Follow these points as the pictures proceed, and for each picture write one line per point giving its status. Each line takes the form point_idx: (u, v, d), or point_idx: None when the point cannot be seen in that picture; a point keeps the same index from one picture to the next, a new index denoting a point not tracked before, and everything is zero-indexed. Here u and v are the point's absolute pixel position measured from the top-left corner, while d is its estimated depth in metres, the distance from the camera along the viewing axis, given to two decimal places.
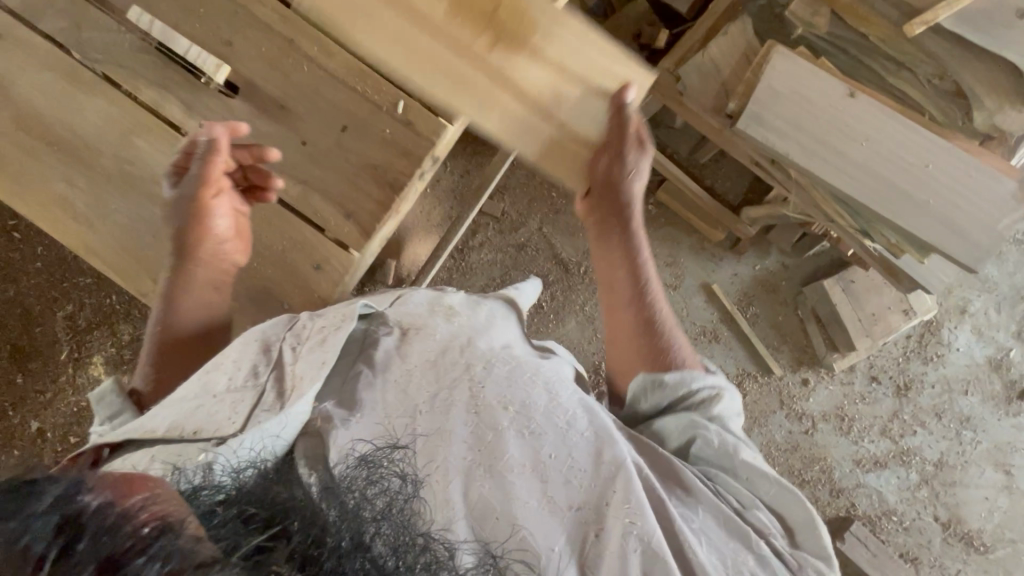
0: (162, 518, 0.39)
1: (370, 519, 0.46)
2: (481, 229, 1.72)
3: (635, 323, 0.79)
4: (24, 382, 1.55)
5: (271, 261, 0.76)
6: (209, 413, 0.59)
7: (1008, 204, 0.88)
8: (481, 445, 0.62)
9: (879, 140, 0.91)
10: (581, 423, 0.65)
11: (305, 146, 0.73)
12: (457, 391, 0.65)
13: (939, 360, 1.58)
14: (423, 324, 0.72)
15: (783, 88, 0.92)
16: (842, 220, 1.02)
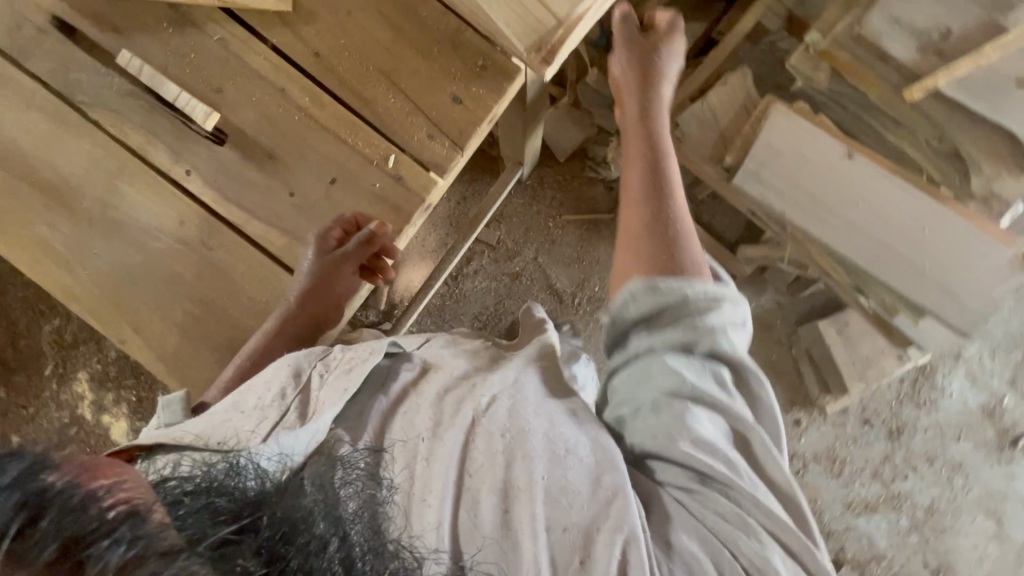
0: (130, 504, 0.41)
1: (346, 517, 0.46)
2: (475, 256, 1.71)
3: (649, 219, 0.75)
4: (5, 397, 1.52)
5: (254, 312, 0.72)
6: (237, 426, 0.61)
7: (1002, 274, 0.87)
8: (473, 467, 0.57)
9: (875, 201, 0.90)
10: (584, 448, 0.59)
11: (293, 197, 0.72)
12: (461, 416, 0.60)
13: (932, 404, 1.57)
14: (443, 363, 0.69)
15: (783, 146, 0.91)
16: (837, 275, 1.01)
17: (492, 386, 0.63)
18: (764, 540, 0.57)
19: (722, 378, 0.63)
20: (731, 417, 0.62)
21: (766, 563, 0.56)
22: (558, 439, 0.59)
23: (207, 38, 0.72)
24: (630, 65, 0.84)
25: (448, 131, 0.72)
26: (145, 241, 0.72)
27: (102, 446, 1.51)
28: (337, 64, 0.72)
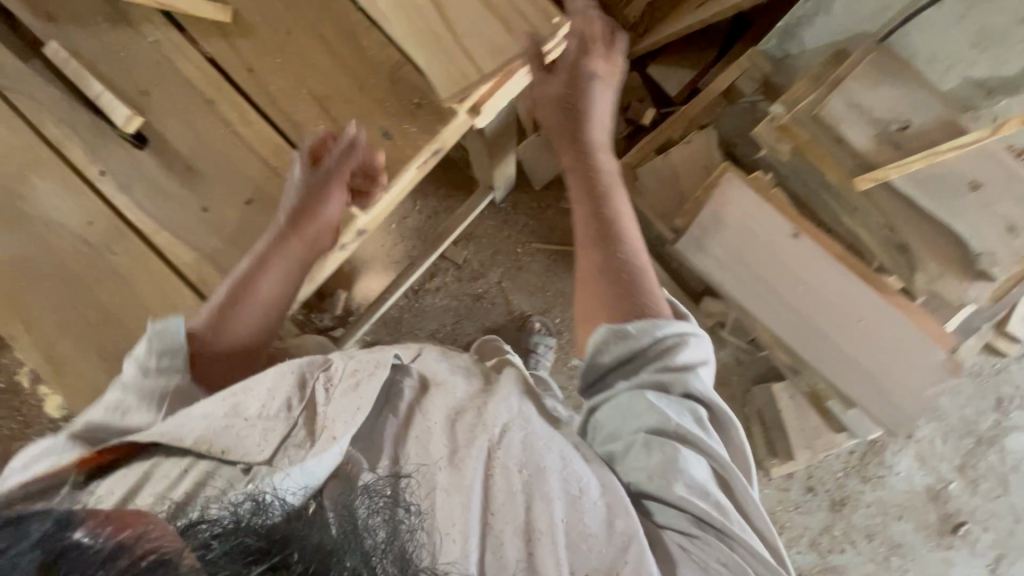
0: (161, 552, 0.37)
1: (378, 554, 0.41)
2: (439, 272, 1.67)
3: (598, 261, 0.67)
4: None
5: (149, 325, 0.70)
6: (239, 435, 0.53)
7: (934, 374, 0.87)
8: (494, 503, 0.52)
9: (817, 287, 0.90)
10: (594, 490, 0.55)
11: (206, 213, 0.70)
12: (474, 446, 0.55)
13: (878, 481, 1.55)
14: (445, 381, 0.63)
15: (728, 216, 0.91)
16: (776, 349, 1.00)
17: (502, 414, 0.58)
18: None
19: (700, 417, 0.59)
20: (714, 457, 0.57)
21: None
22: (575, 481, 0.55)
23: (140, 38, 0.70)
24: (550, 82, 0.71)
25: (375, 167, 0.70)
26: (48, 237, 0.70)
27: None
28: (269, 83, 0.71)
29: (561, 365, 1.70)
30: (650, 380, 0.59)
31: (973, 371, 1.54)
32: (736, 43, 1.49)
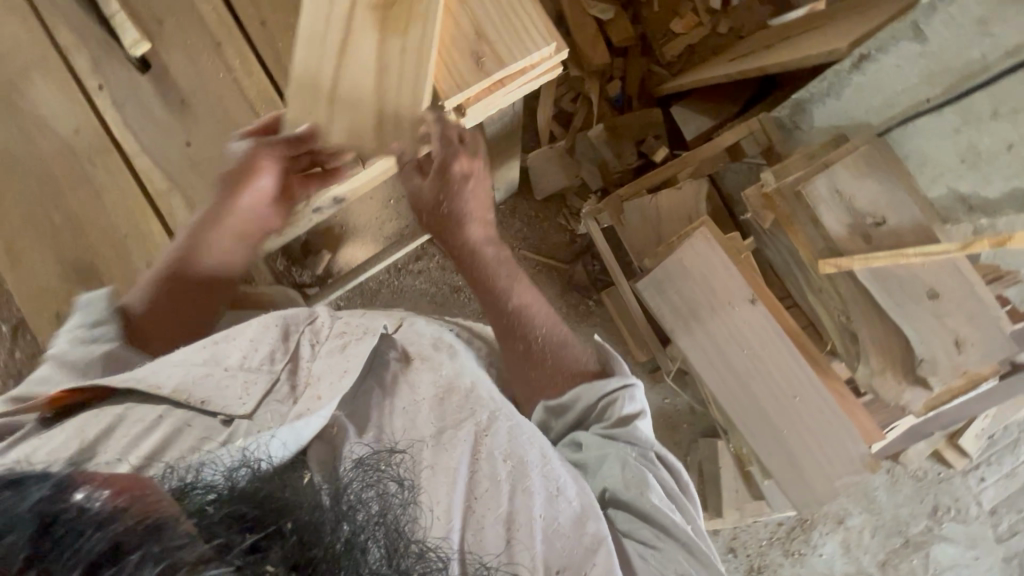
0: (156, 514, 0.37)
1: (364, 521, 0.44)
2: (427, 257, 1.70)
3: (521, 353, 0.79)
4: None
5: (108, 239, 0.73)
6: (221, 385, 0.63)
7: (851, 465, 0.89)
8: (474, 484, 0.60)
9: (761, 354, 0.92)
10: (570, 491, 0.62)
11: (188, 148, 0.73)
12: (464, 429, 0.63)
13: (799, 558, 1.56)
14: (429, 356, 0.71)
15: (693, 267, 0.93)
16: (712, 406, 1.02)
17: (486, 406, 0.65)
18: None
19: (648, 456, 0.71)
20: (671, 492, 0.70)
21: None
22: (553, 480, 0.62)
23: None
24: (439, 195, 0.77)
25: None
26: (37, 136, 0.72)
27: None
28: (277, 39, 0.73)
29: None
30: (620, 423, 0.72)
31: (916, 474, 1.55)
32: (759, 102, 1.54)
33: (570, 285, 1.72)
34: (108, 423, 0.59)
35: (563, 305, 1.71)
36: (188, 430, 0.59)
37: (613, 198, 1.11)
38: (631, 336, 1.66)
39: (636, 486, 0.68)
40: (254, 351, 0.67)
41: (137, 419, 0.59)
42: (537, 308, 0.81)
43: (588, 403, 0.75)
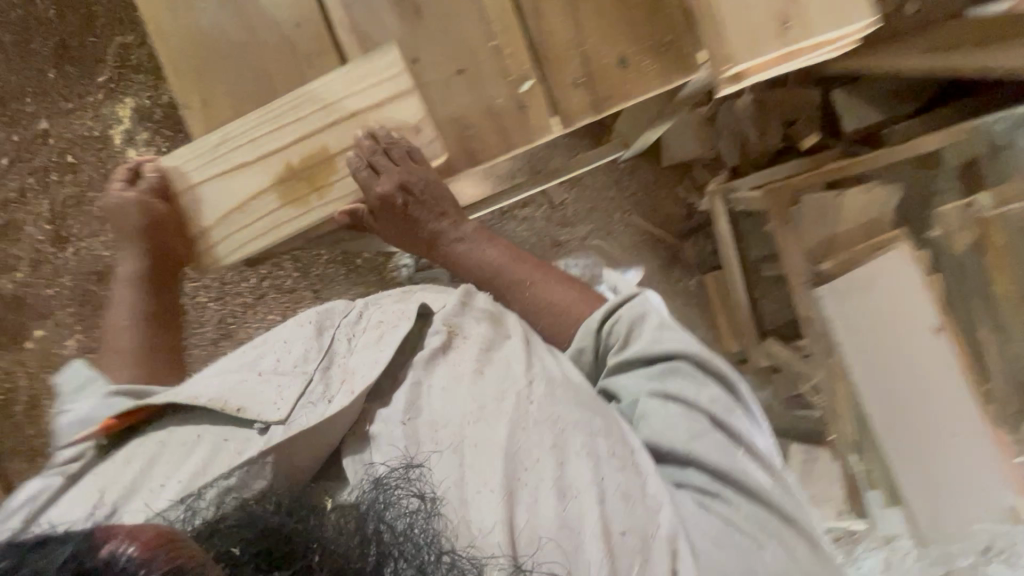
0: (179, 562, 0.48)
1: (391, 542, 0.59)
2: (532, 206, 1.60)
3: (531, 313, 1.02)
4: (52, 79, 1.47)
5: (378, 157, 0.87)
6: (260, 397, 0.84)
7: (999, 505, 1.10)
8: (513, 458, 0.77)
9: (923, 379, 1.13)
10: (599, 469, 0.77)
11: (461, 74, 0.88)
12: (503, 402, 0.83)
13: None
14: (469, 332, 0.93)
15: (875, 278, 1.13)
16: (844, 427, 1.22)
17: (515, 381, 0.85)
18: (770, 524, 0.79)
19: (692, 373, 0.89)
20: (710, 409, 0.86)
21: (773, 530, 0.79)
22: (592, 448, 0.79)
23: None
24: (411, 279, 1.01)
25: (592, 87, 0.86)
26: (324, 57, 0.88)
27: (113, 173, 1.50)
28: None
29: None
30: (633, 346, 0.93)
31: None
32: (941, 104, 1.40)
33: (673, 262, 1.66)
34: (171, 449, 0.81)
35: (662, 280, 1.66)
36: (230, 442, 0.80)
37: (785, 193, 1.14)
38: (727, 322, 1.62)
39: (687, 428, 0.85)
40: (290, 353, 0.91)
41: (184, 441, 0.82)
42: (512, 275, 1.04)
43: (599, 336, 0.98)
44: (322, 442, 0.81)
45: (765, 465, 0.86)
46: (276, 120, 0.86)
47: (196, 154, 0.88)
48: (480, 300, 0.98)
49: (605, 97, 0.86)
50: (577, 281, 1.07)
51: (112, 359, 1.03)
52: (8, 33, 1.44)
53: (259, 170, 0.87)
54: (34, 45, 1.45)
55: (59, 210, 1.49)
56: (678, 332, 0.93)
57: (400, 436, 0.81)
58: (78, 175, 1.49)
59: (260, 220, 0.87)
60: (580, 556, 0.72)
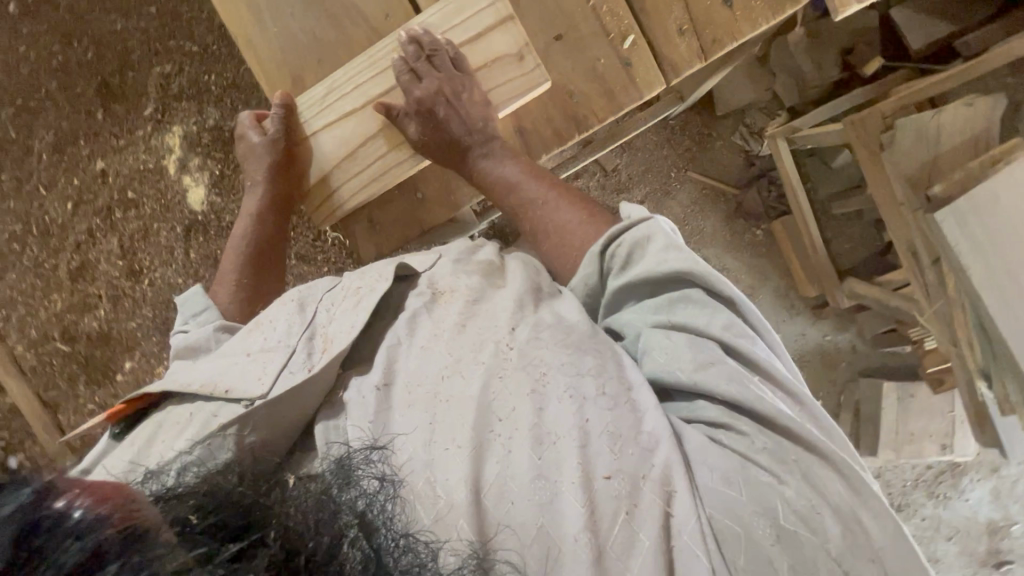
0: (135, 523, 0.42)
1: (353, 522, 0.49)
2: (585, 175, 1.56)
3: (564, 236, 0.82)
4: (101, 119, 1.45)
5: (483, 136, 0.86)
6: (242, 372, 0.72)
7: None
8: (483, 413, 0.64)
9: None
10: (587, 413, 0.63)
11: (558, 39, 0.85)
12: (481, 353, 0.69)
13: (944, 500, 1.67)
14: (453, 289, 0.76)
15: (1007, 201, 0.97)
16: (972, 356, 1.09)
17: (499, 326, 0.71)
18: (796, 463, 0.62)
19: (709, 295, 0.69)
20: (721, 336, 0.66)
21: (802, 467, 0.62)
22: (578, 390, 0.64)
23: None
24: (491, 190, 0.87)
25: (699, 33, 0.83)
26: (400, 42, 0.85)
27: (175, 203, 1.48)
28: None
29: None
30: (636, 270, 0.71)
31: None
32: None
33: (736, 213, 1.61)
34: (154, 427, 0.71)
35: (726, 233, 1.62)
36: (219, 417, 0.67)
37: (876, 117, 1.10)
38: (802, 267, 1.57)
39: (693, 356, 0.66)
40: (275, 331, 0.76)
41: (179, 418, 0.70)
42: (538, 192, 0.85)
43: (600, 267, 0.77)
44: (287, 417, 0.68)
45: (789, 394, 0.67)
46: (380, 65, 0.86)
47: (309, 103, 0.90)
48: (474, 255, 0.81)
49: (716, 39, 0.82)
50: (584, 199, 0.85)
51: (224, 282, 0.93)
52: (52, 79, 1.43)
53: (367, 116, 0.87)
54: (78, 88, 1.43)
55: (128, 246, 1.47)
56: (682, 244, 0.71)
57: (370, 402, 0.67)
58: (142, 209, 1.47)
59: (376, 165, 0.89)
60: (557, 515, 0.58)
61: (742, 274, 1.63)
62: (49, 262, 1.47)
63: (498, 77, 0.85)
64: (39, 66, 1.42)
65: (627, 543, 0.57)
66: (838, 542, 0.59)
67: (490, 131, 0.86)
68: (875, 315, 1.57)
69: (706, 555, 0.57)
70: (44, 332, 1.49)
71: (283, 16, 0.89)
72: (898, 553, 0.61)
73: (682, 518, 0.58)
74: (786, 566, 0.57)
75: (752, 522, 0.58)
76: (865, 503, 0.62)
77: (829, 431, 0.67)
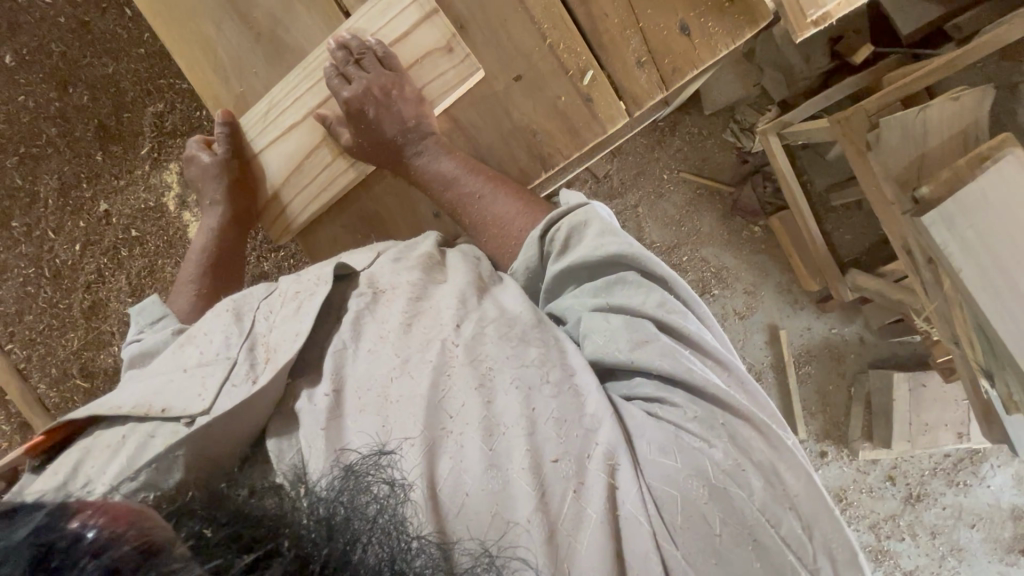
0: (151, 539, 0.40)
1: (363, 527, 0.47)
2: (578, 183, 1.55)
3: (508, 234, 0.82)
4: (101, 161, 1.48)
5: (440, 179, 0.85)
6: (178, 392, 0.65)
7: None
8: (433, 407, 0.62)
9: None
10: (537, 400, 0.63)
11: (518, 80, 0.84)
12: (427, 352, 0.66)
13: (964, 488, 1.64)
14: (393, 287, 0.73)
15: (995, 199, 0.98)
16: (974, 353, 1.08)
17: (447, 320, 0.69)
18: (728, 427, 0.64)
19: (646, 276, 0.71)
20: (655, 315, 0.68)
21: (737, 433, 0.64)
22: (524, 379, 0.64)
23: None
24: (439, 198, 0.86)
25: (658, 62, 0.82)
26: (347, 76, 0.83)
27: (179, 239, 1.51)
28: None
29: None
30: (573, 255, 0.73)
31: None
32: None
33: (733, 211, 1.59)
34: (80, 455, 0.64)
35: (724, 232, 1.60)
36: (157, 439, 0.62)
37: (861, 118, 1.10)
38: (802, 262, 1.54)
39: (636, 335, 0.67)
40: (212, 343, 0.70)
41: (109, 443, 0.64)
42: (477, 184, 0.84)
43: (540, 252, 0.78)
44: (238, 431, 0.64)
45: (719, 365, 0.69)
46: (314, 75, 0.86)
47: (253, 119, 0.90)
48: (413, 250, 0.80)
49: (677, 66, 0.81)
50: (523, 189, 0.86)
51: (183, 292, 0.92)
52: (51, 125, 1.45)
53: (307, 127, 0.88)
54: (77, 132, 1.46)
55: (136, 283, 1.50)
56: (618, 230, 0.73)
57: (320, 409, 0.63)
58: (147, 247, 1.50)
59: (319, 176, 0.89)
60: (510, 499, 0.58)
61: (743, 272, 1.61)
62: (62, 303, 1.50)
63: (428, 72, 0.84)
64: (38, 114, 1.44)
65: (579, 523, 0.58)
66: (762, 494, 0.62)
67: (424, 129, 0.85)
68: (881, 307, 1.54)
69: (647, 519, 0.59)
70: (62, 370, 1.51)
71: (248, 68, 0.90)
72: (810, 501, 0.63)
73: (625, 488, 0.60)
74: (721, 524, 0.60)
75: (687, 485, 0.60)
76: (782, 456, 0.64)
77: (754, 394, 0.69)
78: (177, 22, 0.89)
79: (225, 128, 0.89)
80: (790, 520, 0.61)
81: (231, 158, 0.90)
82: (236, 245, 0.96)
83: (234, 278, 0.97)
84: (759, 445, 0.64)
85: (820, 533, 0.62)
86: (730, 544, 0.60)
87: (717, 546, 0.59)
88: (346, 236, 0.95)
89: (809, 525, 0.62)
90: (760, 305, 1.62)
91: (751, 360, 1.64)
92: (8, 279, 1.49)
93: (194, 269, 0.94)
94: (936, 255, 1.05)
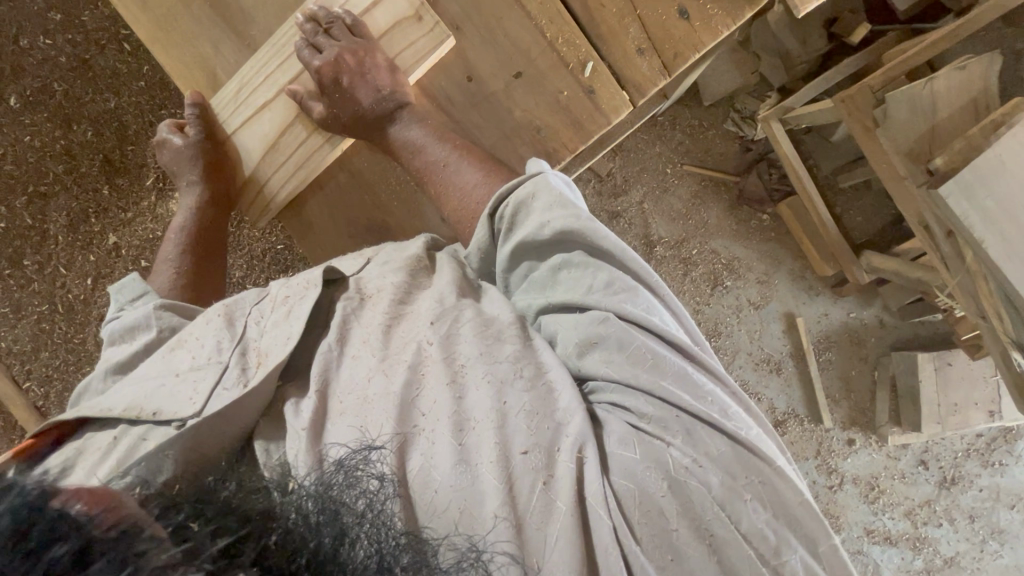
0: (126, 523, 0.40)
1: (352, 522, 0.49)
2: (581, 183, 1.54)
3: None
4: (107, 195, 1.49)
5: (435, 176, 0.84)
6: (169, 396, 0.64)
7: None
8: (404, 405, 0.61)
9: None
10: (510, 395, 0.61)
11: (519, 77, 0.84)
12: (404, 352, 0.65)
13: (1000, 468, 1.60)
14: (380, 292, 0.72)
15: (1012, 162, 0.96)
16: (1001, 325, 1.05)
17: (431, 316, 0.68)
18: (697, 414, 0.62)
19: (592, 252, 0.69)
20: (604, 301, 0.66)
21: (706, 420, 0.62)
22: (496, 374, 0.63)
23: None
24: (435, 195, 0.85)
25: (658, 48, 0.81)
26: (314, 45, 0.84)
27: None
28: None
29: (689, 298, 1.58)
30: (520, 231, 0.71)
31: None
32: None
33: (739, 200, 1.58)
34: (72, 457, 0.64)
35: (732, 222, 1.58)
36: (148, 440, 0.61)
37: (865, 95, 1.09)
38: (814, 246, 1.52)
39: (594, 321, 0.66)
40: (203, 347, 0.69)
41: (100, 445, 0.64)
42: (459, 169, 0.82)
43: (490, 231, 0.76)
44: (228, 433, 0.63)
45: (687, 355, 0.66)
46: (283, 51, 0.87)
47: (223, 103, 0.90)
48: (402, 252, 0.78)
49: (680, 52, 0.80)
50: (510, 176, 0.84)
51: (163, 270, 0.91)
52: (57, 163, 1.47)
53: (279, 104, 0.88)
54: (82, 168, 1.48)
55: None
56: (569, 202, 0.70)
57: (302, 412, 0.62)
58: None
59: (295, 154, 0.89)
60: (478, 496, 0.57)
61: (754, 261, 1.59)
62: (76, 337, 1.51)
63: (399, 42, 0.85)
64: (43, 152, 1.46)
65: (545, 521, 0.56)
66: (721, 486, 0.59)
67: (401, 97, 0.85)
68: (898, 287, 1.51)
69: (607, 513, 0.57)
70: None
71: (230, 65, 0.90)
72: (775, 492, 0.60)
73: (591, 479, 0.58)
74: (679, 517, 0.58)
75: (647, 477, 0.59)
76: (749, 444, 0.61)
77: (724, 383, 0.67)
78: (169, 42, 0.90)
79: (196, 109, 0.89)
80: (750, 513, 0.59)
81: (204, 138, 0.90)
82: (217, 226, 0.95)
83: (217, 258, 0.96)
84: (727, 435, 0.61)
85: (789, 517, 0.60)
86: (688, 539, 0.57)
87: (675, 541, 0.57)
88: (338, 233, 0.97)
89: (771, 517, 0.60)
90: (775, 293, 1.60)
91: (769, 350, 1.61)
92: (20, 317, 1.50)
93: (173, 248, 0.93)
94: (953, 224, 1.03)
